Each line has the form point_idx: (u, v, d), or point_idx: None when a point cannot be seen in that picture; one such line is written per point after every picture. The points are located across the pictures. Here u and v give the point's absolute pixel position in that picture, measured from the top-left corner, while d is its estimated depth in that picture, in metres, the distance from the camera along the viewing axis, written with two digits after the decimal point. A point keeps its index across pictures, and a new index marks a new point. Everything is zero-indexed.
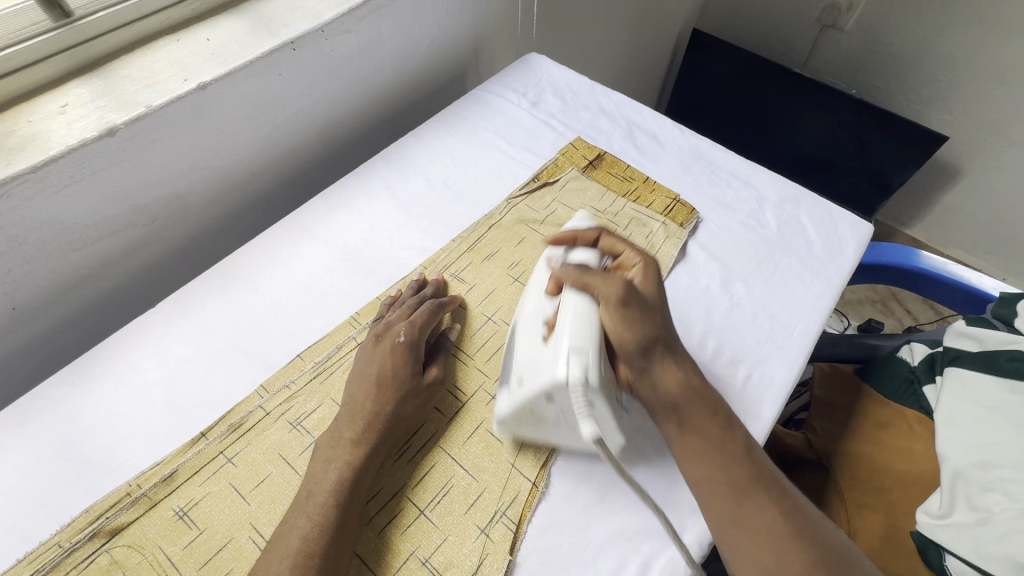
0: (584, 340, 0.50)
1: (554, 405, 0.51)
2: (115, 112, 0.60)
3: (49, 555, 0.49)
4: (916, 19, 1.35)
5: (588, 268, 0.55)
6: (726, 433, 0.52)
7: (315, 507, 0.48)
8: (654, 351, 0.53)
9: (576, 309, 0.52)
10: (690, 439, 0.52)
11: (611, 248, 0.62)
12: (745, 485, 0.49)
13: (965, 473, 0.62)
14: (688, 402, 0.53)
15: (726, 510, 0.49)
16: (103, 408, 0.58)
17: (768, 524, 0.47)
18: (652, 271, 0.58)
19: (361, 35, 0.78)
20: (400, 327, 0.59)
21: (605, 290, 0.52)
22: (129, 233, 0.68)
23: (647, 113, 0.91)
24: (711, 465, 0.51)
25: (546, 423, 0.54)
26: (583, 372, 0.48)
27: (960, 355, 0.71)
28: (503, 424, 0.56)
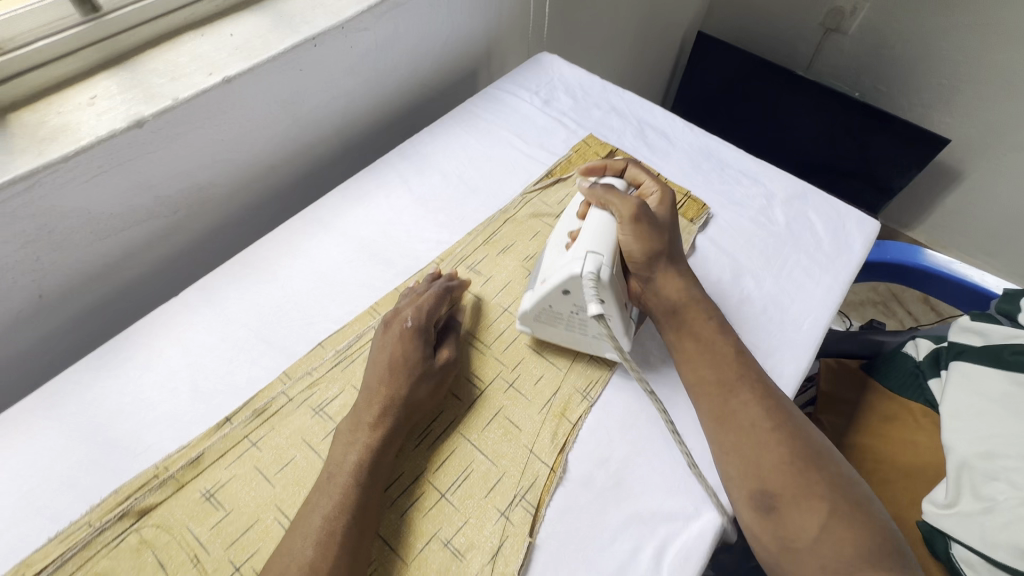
0: (602, 246, 0.58)
1: (569, 300, 0.58)
2: (143, 104, 0.61)
3: (79, 534, 0.50)
4: (919, 23, 1.37)
5: (611, 189, 0.63)
6: (718, 338, 0.60)
7: (337, 486, 0.49)
8: (658, 263, 0.62)
9: (598, 220, 0.61)
10: (687, 343, 0.60)
11: (635, 179, 0.70)
12: (733, 382, 0.56)
13: (970, 464, 0.64)
14: (685, 308, 0.62)
15: (714, 405, 0.56)
16: (130, 393, 0.59)
17: (751, 419, 0.54)
18: (668, 199, 0.67)
19: (380, 33, 0.80)
20: (407, 312, 0.61)
21: (620, 208, 0.61)
22: (153, 223, 0.69)
23: (657, 112, 0.93)
24: (702, 366, 0.58)
25: (561, 321, 0.61)
26: (596, 268, 0.56)
27: (965, 350, 0.73)
28: (525, 320, 0.63)
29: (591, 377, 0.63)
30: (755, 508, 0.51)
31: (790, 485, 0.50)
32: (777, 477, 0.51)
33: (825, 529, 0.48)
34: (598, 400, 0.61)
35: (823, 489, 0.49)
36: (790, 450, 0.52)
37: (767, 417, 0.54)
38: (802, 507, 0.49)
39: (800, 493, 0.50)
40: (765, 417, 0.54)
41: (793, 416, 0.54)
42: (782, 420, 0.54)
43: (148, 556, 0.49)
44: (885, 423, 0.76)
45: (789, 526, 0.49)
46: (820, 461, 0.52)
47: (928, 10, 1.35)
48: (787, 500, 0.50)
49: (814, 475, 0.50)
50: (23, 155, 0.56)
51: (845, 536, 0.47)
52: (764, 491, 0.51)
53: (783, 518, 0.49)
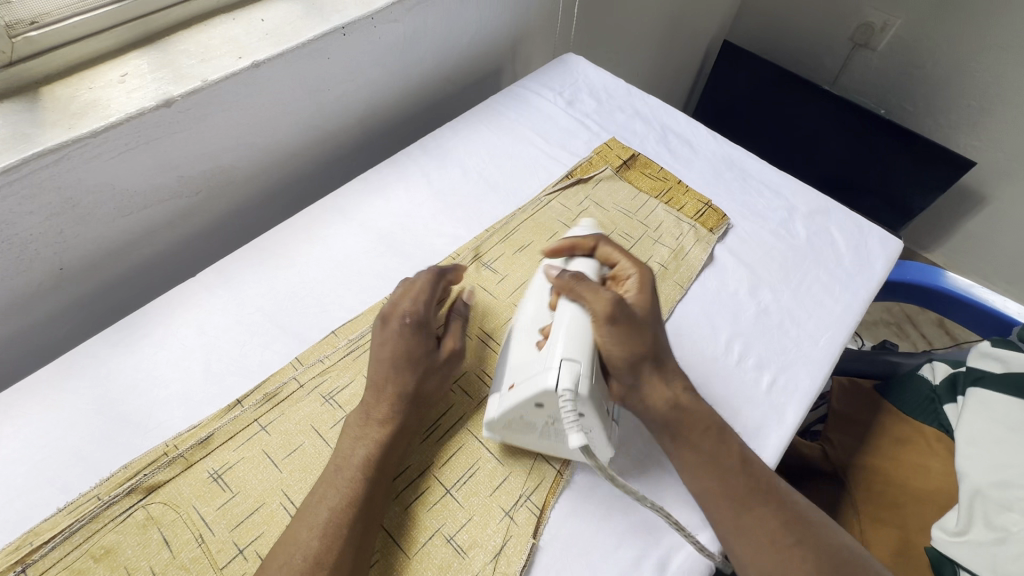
0: (580, 353, 0.51)
1: (544, 412, 0.51)
2: (172, 85, 0.62)
3: (88, 506, 0.50)
4: (950, 42, 1.35)
5: (583, 278, 0.56)
6: (721, 446, 0.54)
7: (345, 481, 0.49)
8: (642, 368, 0.54)
9: (569, 319, 0.54)
10: (685, 453, 0.54)
11: (609, 258, 0.62)
12: (744, 497, 0.51)
13: (984, 492, 0.63)
14: (678, 419, 0.54)
15: (726, 521, 0.51)
16: (144, 369, 0.59)
17: (768, 534, 0.50)
18: (648, 285, 0.59)
19: (409, 26, 0.80)
20: (405, 306, 0.57)
21: (594, 304, 0.54)
22: (174, 203, 0.70)
23: (681, 118, 0.92)
24: (708, 475, 0.53)
25: (535, 431, 0.54)
26: (573, 382, 0.49)
27: (984, 376, 0.72)
28: (493, 430, 0.55)
29: None
30: None
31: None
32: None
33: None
34: None
35: None
36: (817, 564, 0.48)
37: (785, 529, 0.50)
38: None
39: None
40: (782, 531, 0.50)
41: (810, 525, 0.51)
42: (799, 530, 0.50)
43: (154, 533, 0.50)
44: (898, 445, 0.75)
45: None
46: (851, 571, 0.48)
47: (961, 30, 1.33)
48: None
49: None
50: (53, 128, 0.56)
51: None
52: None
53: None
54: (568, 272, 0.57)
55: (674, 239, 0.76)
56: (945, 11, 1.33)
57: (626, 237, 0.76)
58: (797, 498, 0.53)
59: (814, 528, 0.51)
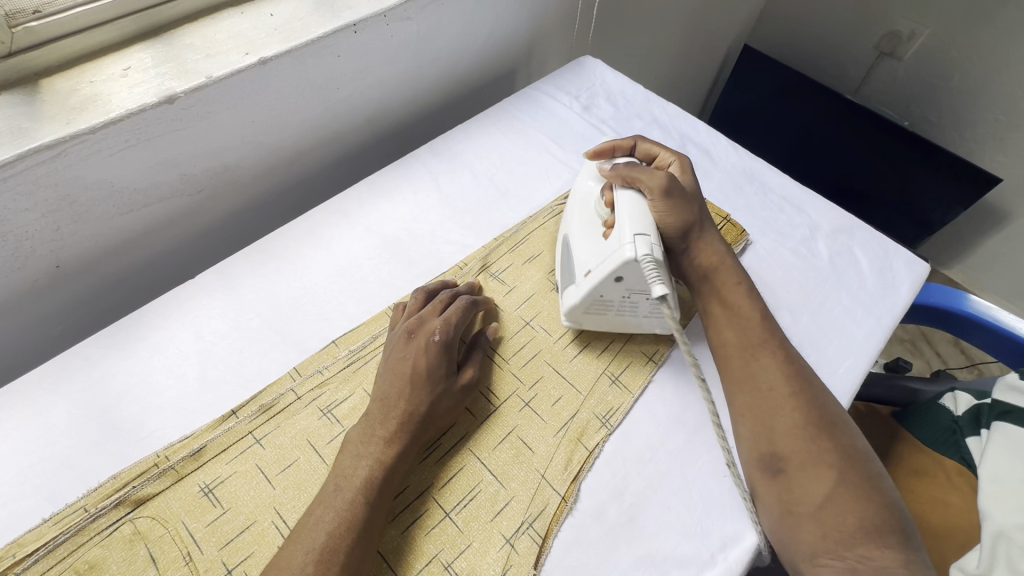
0: (646, 228, 0.57)
1: (622, 286, 0.58)
2: (175, 81, 0.60)
3: (74, 518, 0.48)
4: (981, 53, 1.31)
5: (634, 165, 0.62)
6: (746, 302, 0.61)
7: (344, 503, 0.47)
8: (692, 233, 0.63)
9: (631, 202, 0.60)
10: (715, 307, 0.61)
11: (648, 152, 0.70)
12: (756, 346, 0.57)
13: (1009, 534, 0.59)
14: (718, 273, 0.63)
15: (733, 368, 0.57)
16: (138, 375, 0.57)
17: (770, 380, 0.55)
18: (690, 168, 0.68)
19: (422, 24, 0.77)
20: (434, 325, 0.57)
21: (650, 183, 0.61)
22: (175, 202, 0.68)
23: (701, 127, 0.89)
24: (729, 327, 0.59)
25: (612, 308, 0.61)
26: (649, 250, 0.55)
27: (1011, 410, 0.68)
28: (571, 315, 0.62)
29: (611, 404, 0.60)
30: (762, 469, 0.52)
31: (800, 448, 0.51)
32: (787, 440, 0.52)
33: (829, 495, 0.49)
34: (617, 429, 0.58)
35: (832, 458, 0.50)
36: (805, 415, 0.53)
37: (787, 379, 0.55)
38: (809, 473, 0.50)
39: (811, 457, 0.51)
40: (784, 381, 0.55)
41: (811, 383, 0.55)
42: (801, 386, 0.54)
43: (141, 549, 0.48)
44: (915, 477, 0.72)
45: (795, 491, 0.50)
46: (834, 431, 0.52)
47: (992, 42, 1.28)
48: (795, 463, 0.51)
49: (827, 442, 0.51)
50: (51, 122, 0.54)
51: (848, 504, 0.48)
52: (773, 454, 0.52)
53: (791, 482, 0.50)
54: (620, 164, 0.63)
55: None
56: (977, 22, 1.28)
57: None
58: (809, 365, 0.58)
59: (817, 390, 0.55)
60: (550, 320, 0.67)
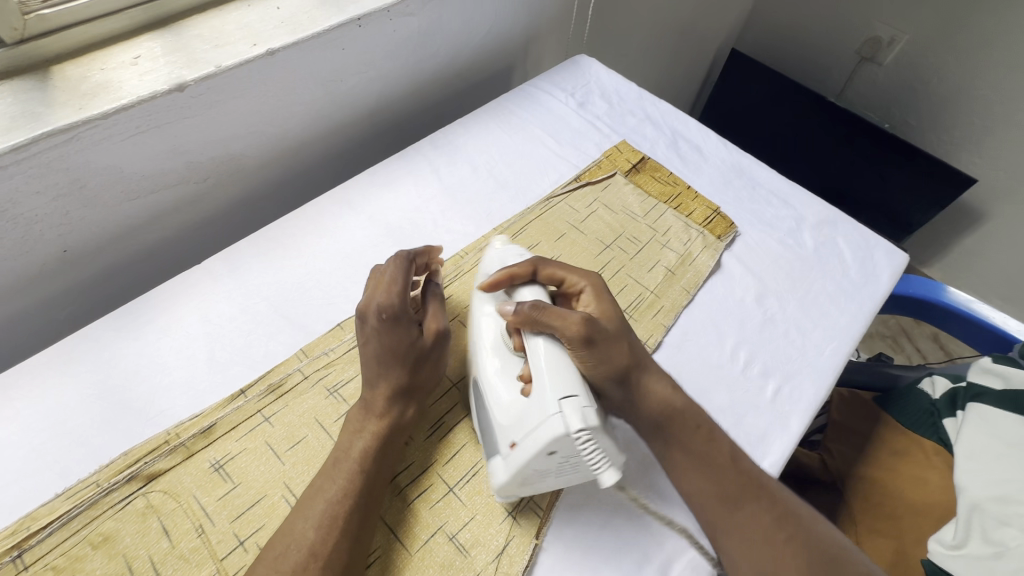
0: (574, 388, 0.47)
1: (556, 458, 0.47)
2: (185, 69, 0.61)
3: (87, 492, 0.49)
4: (957, 59, 1.37)
5: (544, 306, 0.52)
6: (710, 445, 0.54)
7: (342, 472, 0.48)
8: (631, 378, 0.54)
9: (551, 356, 0.50)
10: (679, 456, 0.54)
11: (553, 276, 0.59)
12: (735, 495, 0.52)
13: (983, 506, 0.63)
14: (674, 417, 0.54)
15: (717, 521, 0.51)
16: (147, 355, 0.59)
17: (760, 531, 0.50)
18: (605, 296, 0.58)
19: (424, 19, 0.79)
20: (377, 295, 0.54)
21: (565, 330, 0.51)
22: (181, 188, 0.69)
23: (692, 124, 0.92)
24: (700, 476, 0.53)
25: (549, 473, 0.50)
26: (583, 420, 0.46)
27: (984, 392, 0.72)
28: (503, 489, 0.51)
29: None
30: None
31: None
32: None
33: None
34: None
35: None
36: (805, 559, 0.49)
37: (777, 525, 0.51)
38: None
39: None
40: (774, 529, 0.50)
41: (800, 519, 0.51)
42: (793, 530, 0.50)
43: (153, 522, 0.49)
44: (896, 457, 0.76)
45: None
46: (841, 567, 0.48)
47: (967, 48, 1.34)
48: None
49: None
50: (63, 107, 0.55)
51: None
52: None
53: None
54: (527, 303, 0.53)
55: (682, 244, 0.76)
56: (952, 29, 1.34)
57: (634, 241, 0.76)
58: (792, 496, 0.54)
59: (808, 525, 0.51)
60: None
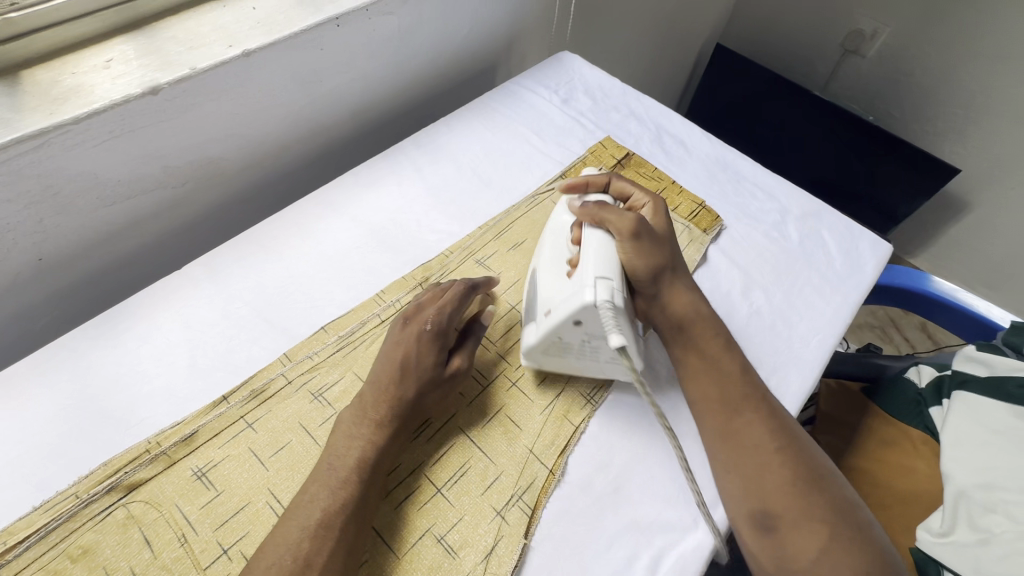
0: (611, 271, 0.55)
1: (581, 330, 0.55)
2: (158, 72, 0.60)
3: (65, 504, 0.48)
4: (938, 50, 1.38)
5: (605, 205, 0.60)
6: (724, 356, 0.58)
7: (336, 482, 0.48)
8: (665, 279, 0.60)
9: (600, 242, 0.57)
10: (692, 360, 0.59)
11: (621, 192, 0.68)
12: (738, 402, 0.55)
13: (969, 493, 0.63)
14: (694, 323, 0.60)
15: (715, 424, 0.55)
16: (127, 364, 0.58)
17: (755, 439, 0.53)
18: (661, 210, 0.65)
19: (404, 18, 0.79)
20: (429, 313, 0.58)
21: (618, 224, 0.58)
22: (159, 193, 0.68)
23: (676, 118, 0.92)
24: (707, 380, 0.57)
25: (572, 350, 0.58)
26: (610, 295, 0.53)
27: (968, 380, 0.73)
28: (530, 355, 0.60)
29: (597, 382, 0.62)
30: (754, 528, 0.50)
31: (793, 506, 0.49)
32: (777, 497, 0.50)
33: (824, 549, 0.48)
34: (602, 405, 0.61)
35: (823, 514, 0.49)
36: (793, 471, 0.51)
37: (774, 437, 0.53)
38: (804, 528, 0.49)
39: (803, 514, 0.49)
40: (769, 437, 0.53)
41: (794, 434, 0.54)
42: (787, 441, 0.53)
43: (134, 533, 0.48)
44: (884, 446, 0.76)
45: (790, 546, 0.48)
46: (823, 483, 0.51)
47: (948, 39, 1.35)
48: (788, 521, 0.49)
49: (818, 497, 0.50)
50: (33, 113, 0.54)
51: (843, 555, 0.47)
52: (764, 511, 0.50)
53: (782, 538, 0.49)
54: (591, 202, 0.61)
55: None
56: (933, 21, 1.35)
57: None
58: (790, 416, 0.57)
59: (804, 448, 0.53)
60: None
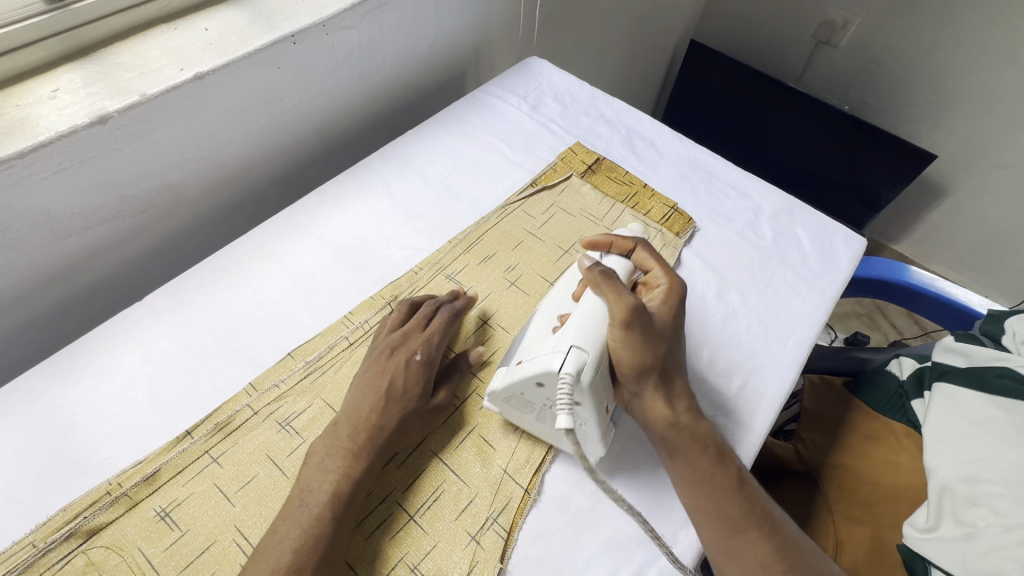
0: (589, 343, 0.52)
1: (543, 393, 0.52)
2: (108, 100, 0.59)
3: (21, 555, 0.47)
4: (909, 38, 1.38)
5: (613, 277, 0.56)
6: (720, 465, 0.53)
7: (307, 519, 0.47)
8: (648, 379, 0.54)
9: (589, 312, 0.55)
10: (682, 471, 0.53)
11: (642, 264, 0.63)
12: (738, 520, 0.50)
13: (952, 488, 0.63)
14: (680, 432, 0.54)
15: (718, 542, 0.50)
16: (85, 403, 0.56)
17: (760, 558, 0.49)
18: (674, 298, 0.59)
19: (364, 32, 0.77)
20: (418, 343, 0.58)
21: (615, 307, 0.54)
22: (118, 223, 0.66)
23: (646, 120, 0.91)
24: (704, 493, 0.52)
25: (533, 410, 0.54)
26: (576, 368, 0.50)
27: (948, 371, 0.72)
28: (494, 397, 0.56)
29: None
30: None
31: None
32: None
33: None
34: None
35: None
36: None
37: (777, 556, 0.49)
38: None
39: None
40: (774, 558, 0.49)
41: (799, 548, 0.50)
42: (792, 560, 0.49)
43: None
44: (867, 442, 0.76)
45: None
46: None
47: (917, 27, 1.35)
48: None
49: None
50: None
51: None
52: None
53: None
54: (601, 267, 0.57)
55: None
56: (902, 9, 1.36)
57: None
58: (792, 523, 0.53)
59: (810, 562, 0.50)
60: (507, 317, 0.67)
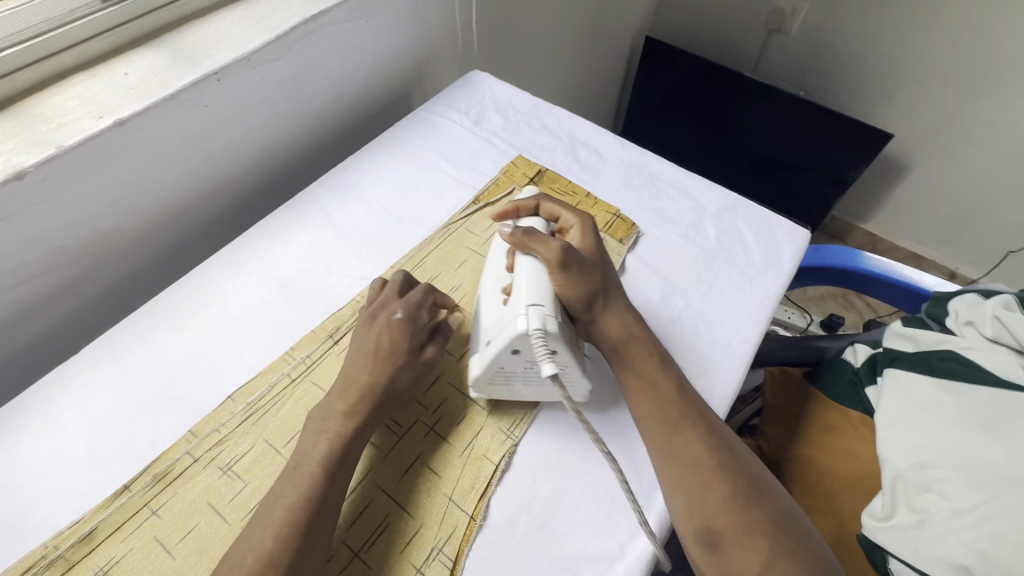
0: (541, 297, 0.55)
1: (520, 358, 0.55)
2: (24, 154, 0.58)
3: None
4: (855, 21, 1.39)
5: (533, 231, 0.60)
6: (662, 373, 0.58)
7: (262, 549, 0.46)
8: (597, 302, 0.59)
9: (527, 271, 0.58)
10: (632, 380, 0.58)
11: (551, 213, 0.68)
12: (677, 421, 0.55)
13: (904, 475, 0.63)
14: (630, 345, 0.60)
15: (659, 442, 0.54)
16: (21, 465, 0.55)
17: (695, 454, 0.53)
18: (590, 230, 0.65)
19: (292, 61, 0.77)
20: (396, 304, 0.59)
21: (544, 253, 0.58)
22: (51, 276, 0.66)
23: (588, 127, 0.91)
24: (648, 399, 0.56)
25: (517, 378, 0.57)
26: (541, 322, 0.53)
27: (898, 356, 0.73)
28: (477, 386, 0.59)
29: (515, 416, 0.61)
30: (701, 545, 0.50)
31: (733, 522, 0.50)
32: (721, 513, 0.50)
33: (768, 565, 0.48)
34: (523, 439, 0.59)
35: (762, 527, 0.49)
36: (733, 488, 0.51)
37: (710, 453, 0.53)
38: (745, 543, 0.49)
39: (745, 530, 0.49)
40: (708, 454, 0.53)
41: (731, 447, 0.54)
42: (724, 456, 0.53)
43: None
44: (825, 432, 0.76)
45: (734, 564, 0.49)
46: (761, 496, 0.51)
47: (862, 9, 1.36)
48: (731, 538, 0.49)
49: (756, 511, 0.50)
50: None
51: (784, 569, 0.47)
52: (707, 528, 0.50)
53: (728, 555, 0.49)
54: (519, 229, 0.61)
55: None
56: None
57: None
58: (727, 429, 0.57)
59: (740, 457, 0.54)
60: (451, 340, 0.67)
